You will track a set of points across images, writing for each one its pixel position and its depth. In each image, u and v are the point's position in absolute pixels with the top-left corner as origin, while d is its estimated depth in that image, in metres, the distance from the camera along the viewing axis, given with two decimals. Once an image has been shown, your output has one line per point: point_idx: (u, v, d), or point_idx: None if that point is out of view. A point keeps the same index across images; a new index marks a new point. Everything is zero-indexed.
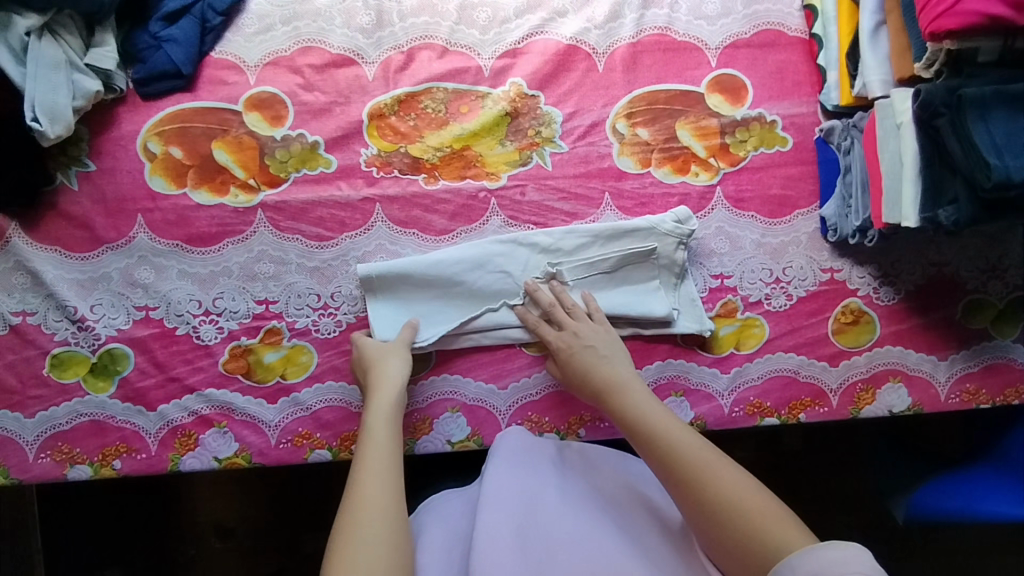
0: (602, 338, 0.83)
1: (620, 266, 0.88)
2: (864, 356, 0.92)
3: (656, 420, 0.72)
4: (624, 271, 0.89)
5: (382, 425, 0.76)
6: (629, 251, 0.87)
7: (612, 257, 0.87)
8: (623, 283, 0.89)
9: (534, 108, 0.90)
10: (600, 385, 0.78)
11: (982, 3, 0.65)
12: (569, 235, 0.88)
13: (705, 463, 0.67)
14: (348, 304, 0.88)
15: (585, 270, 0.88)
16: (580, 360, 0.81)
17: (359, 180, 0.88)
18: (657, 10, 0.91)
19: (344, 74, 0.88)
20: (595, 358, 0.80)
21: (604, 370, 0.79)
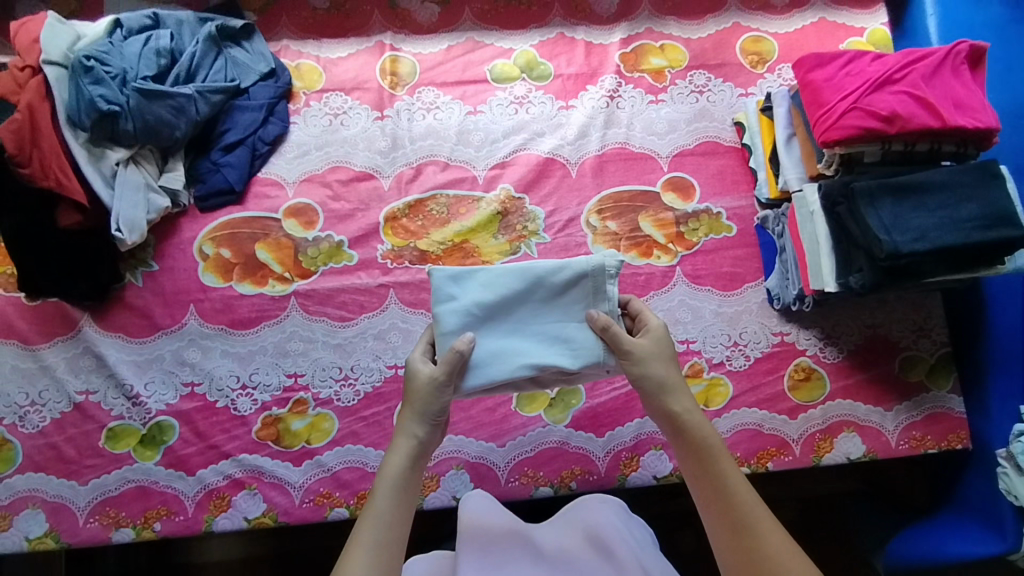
0: (668, 352, 0.80)
1: (533, 308, 0.82)
2: (819, 409, 1.04)
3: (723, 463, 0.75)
4: (534, 313, 0.83)
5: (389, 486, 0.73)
6: (541, 290, 0.82)
7: (523, 299, 0.82)
8: (534, 326, 0.82)
9: (521, 208, 1.09)
10: (668, 409, 0.77)
11: (858, 120, 0.85)
12: (483, 277, 0.82)
13: (756, 518, 0.72)
14: (366, 375, 1.02)
15: (495, 315, 0.82)
16: (658, 375, 0.78)
17: (376, 270, 1.06)
18: (617, 128, 1.12)
19: (365, 187, 1.08)
20: (666, 377, 0.78)
21: (674, 393, 0.78)
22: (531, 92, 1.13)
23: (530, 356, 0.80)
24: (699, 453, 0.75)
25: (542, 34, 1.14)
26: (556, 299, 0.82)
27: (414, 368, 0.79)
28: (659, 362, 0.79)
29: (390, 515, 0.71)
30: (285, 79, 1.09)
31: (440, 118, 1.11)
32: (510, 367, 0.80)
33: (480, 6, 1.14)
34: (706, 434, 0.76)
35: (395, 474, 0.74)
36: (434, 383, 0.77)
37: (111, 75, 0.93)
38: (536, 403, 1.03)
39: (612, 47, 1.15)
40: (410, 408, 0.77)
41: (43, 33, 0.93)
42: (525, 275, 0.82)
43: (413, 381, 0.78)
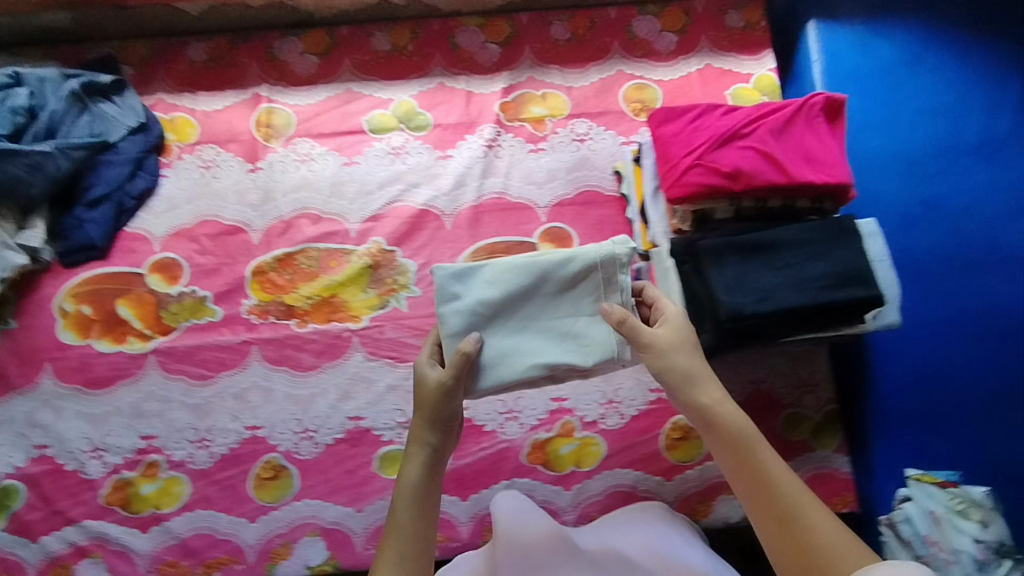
0: (687, 338, 0.78)
1: (548, 304, 0.80)
2: (696, 470, 1.01)
3: (762, 452, 0.73)
4: (544, 309, 0.80)
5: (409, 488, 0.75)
6: (563, 283, 0.79)
7: (539, 295, 0.80)
8: (542, 324, 0.80)
9: (392, 261, 1.07)
10: (693, 400, 0.76)
11: (700, 177, 0.83)
12: (479, 276, 0.80)
13: (804, 511, 0.70)
14: (222, 436, 1.00)
15: (501, 314, 0.79)
16: (678, 364, 0.76)
17: (240, 326, 1.03)
18: (495, 178, 1.10)
19: (233, 240, 1.06)
20: (691, 367, 0.76)
21: (703, 384, 0.76)
22: (408, 142, 1.11)
23: (541, 355, 0.78)
24: (743, 445, 0.74)
25: (422, 83, 1.13)
26: (566, 292, 0.79)
27: (421, 375, 0.78)
28: (682, 351, 0.77)
29: (399, 526, 0.73)
30: (156, 133, 1.08)
31: (314, 169, 1.09)
32: (520, 366, 0.78)
33: (359, 57, 1.13)
34: (739, 422, 0.75)
35: (411, 484, 0.75)
36: (441, 388, 0.76)
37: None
38: (398, 466, 1.01)
39: (493, 96, 1.13)
40: (421, 417, 0.77)
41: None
42: (531, 270, 0.79)
43: (421, 386, 0.78)
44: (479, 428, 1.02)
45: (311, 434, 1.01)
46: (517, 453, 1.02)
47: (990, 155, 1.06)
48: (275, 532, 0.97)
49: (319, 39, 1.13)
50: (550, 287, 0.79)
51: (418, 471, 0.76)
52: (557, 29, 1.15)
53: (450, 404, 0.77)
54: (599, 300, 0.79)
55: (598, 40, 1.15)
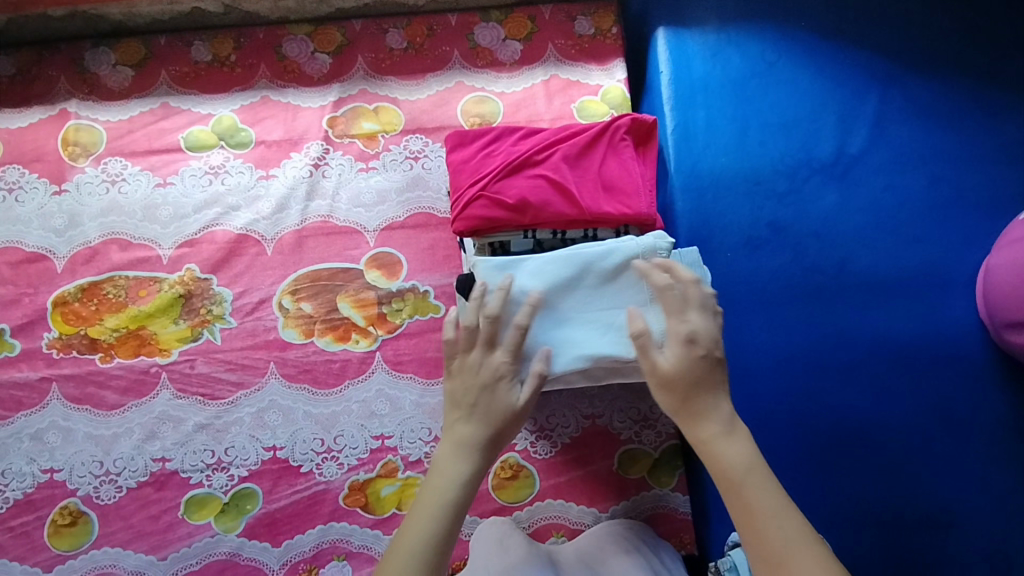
0: (704, 368, 0.68)
1: (573, 294, 0.75)
2: (525, 511, 0.95)
3: (757, 487, 0.64)
4: (572, 300, 0.75)
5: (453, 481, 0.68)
6: (593, 276, 0.75)
7: (562, 286, 0.75)
8: (577, 315, 0.75)
9: (207, 289, 1.00)
10: (719, 453, 0.66)
11: (483, 209, 0.76)
12: (527, 264, 0.76)
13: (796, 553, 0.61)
14: (16, 480, 0.94)
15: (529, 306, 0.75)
16: (685, 392, 0.67)
17: (39, 362, 0.97)
18: (321, 200, 1.04)
19: (35, 268, 1.00)
20: (692, 399, 0.67)
21: (705, 410, 0.67)
22: (228, 161, 1.04)
23: (582, 349, 0.74)
24: (728, 485, 0.65)
25: (244, 97, 1.06)
26: (607, 285, 0.75)
27: (489, 374, 0.71)
28: (686, 383, 0.67)
29: (438, 527, 0.66)
30: None
31: (125, 192, 1.03)
32: (561, 361, 0.74)
33: (177, 69, 1.07)
34: (739, 458, 0.65)
35: (448, 487, 0.68)
36: (511, 403, 0.70)
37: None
38: (206, 510, 0.94)
39: (322, 111, 1.06)
40: (476, 406, 0.70)
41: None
42: (572, 262, 0.75)
43: (481, 385, 0.71)
44: (294, 469, 0.96)
45: (113, 477, 0.94)
46: (335, 496, 0.95)
47: (841, 176, 0.99)
48: None
49: (134, 50, 1.07)
50: (581, 277, 0.75)
51: (457, 473, 0.69)
52: (391, 37, 1.09)
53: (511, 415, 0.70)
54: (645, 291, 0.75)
55: (435, 48, 1.09)
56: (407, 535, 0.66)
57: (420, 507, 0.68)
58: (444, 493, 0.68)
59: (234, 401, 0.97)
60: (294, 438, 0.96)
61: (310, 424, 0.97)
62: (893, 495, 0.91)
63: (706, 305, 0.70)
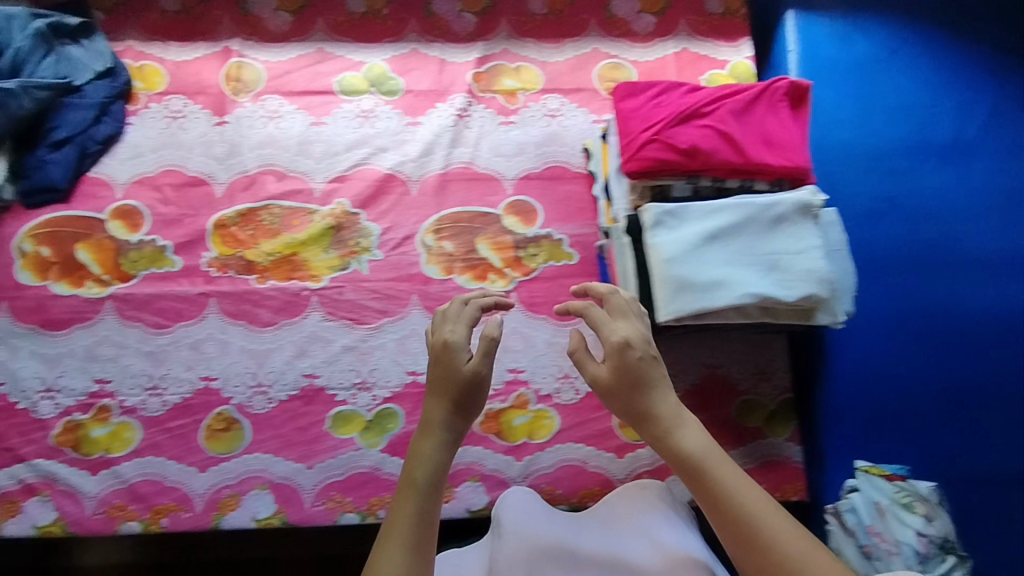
0: (633, 374, 0.72)
1: (741, 238, 0.82)
2: (648, 449, 1.02)
3: (716, 469, 0.68)
4: (740, 243, 0.82)
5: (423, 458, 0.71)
6: (760, 222, 0.82)
7: (732, 229, 0.82)
8: (745, 256, 0.81)
9: (356, 223, 1.07)
10: (675, 445, 0.70)
11: (656, 152, 0.83)
12: (699, 208, 0.83)
13: (760, 518, 0.64)
14: (175, 386, 1.00)
15: (702, 243, 0.81)
16: (629, 394, 0.73)
17: (199, 279, 1.03)
18: (465, 148, 1.10)
19: (196, 192, 1.06)
20: (643, 406, 0.72)
21: (653, 404, 0.72)
22: (378, 107, 1.10)
23: (750, 285, 0.79)
24: (688, 474, 0.69)
25: (396, 48, 1.13)
26: (772, 232, 0.82)
27: (454, 348, 0.75)
28: (627, 390, 0.73)
29: (418, 507, 0.68)
30: (123, 79, 1.07)
31: (281, 127, 1.09)
32: (730, 295, 0.79)
33: (334, 17, 1.13)
34: (695, 444, 0.69)
35: (436, 466, 0.71)
36: (472, 373, 0.74)
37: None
38: (351, 426, 1.01)
39: (467, 66, 1.13)
40: (440, 394, 0.74)
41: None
42: (740, 209, 0.82)
43: (439, 362, 0.76)
44: None
45: (265, 389, 1.01)
46: (471, 421, 1.01)
47: (956, 159, 1.07)
48: (224, 483, 0.98)
49: None
50: (748, 224, 0.82)
51: (441, 455, 0.72)
52: (534, 2, 1.16)
53: (476, 384, 0.74)
54: (806, 240, 0.81)
55: (576, 16, 1.15)
56: (395, 528, 0.67)
57: (403, 497, 0.69)
58: (416, 473, 0.70)
59: (380, 327, 1.04)
60: None
61: None
62: (998, 457, 0.97)
63: (627, 312, 0.77)
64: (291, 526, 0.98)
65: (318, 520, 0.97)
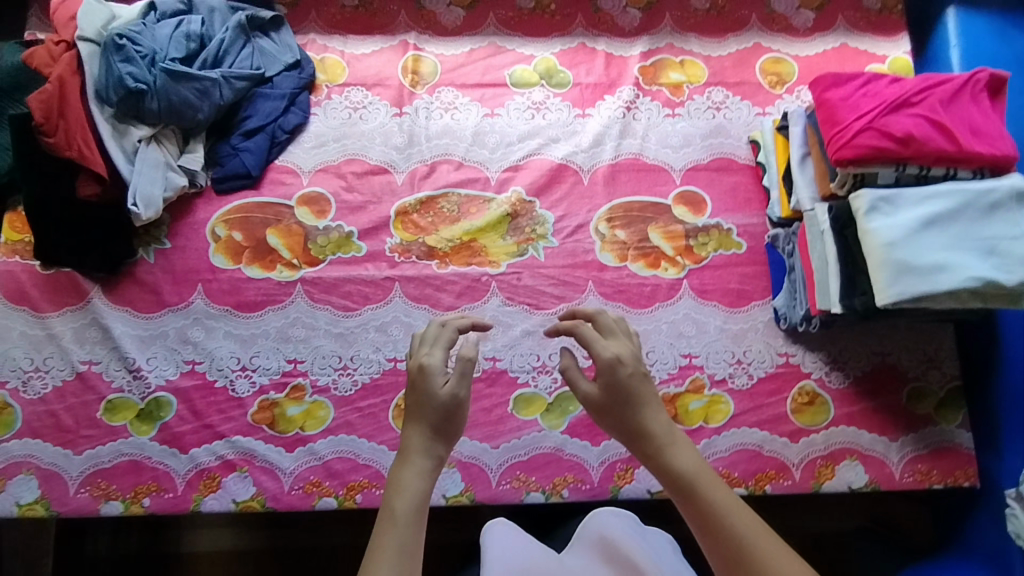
0: (649, 394, 0.71)
1: (957, 223, 0.83)
2: (822, 434, 1.01)
3: (708, 488, 0.65)
4: (957, 228, 0.83)
5: (411, 491, 0.65)
6: (976, 208, 0.84)
7: (949, 214, 0.83)
8: (963, 241, 0.83)
9: (532, 212, 1.09)
10: (668, 463, 0.67)
11: (870, 140, 0.85)
12: (913, 194, 0.85)
13: (750, 532, 0.62)
14: (364, 366, 1.03)
15: (921, 227, 0.83)
16: (619, 412, 0.70)
17: (383, 263, 1.07)
18: (633, 139, 1.13)
19: (378, 180, 1.10)
20: (622, 422, 0.70)
21: (646, 421, 0.69)
22: (548, 99, 1.14)
23: (974, 269, 0.80)
24: (684, 492, 0.66)
25: (563, 43, 1.16)
26: (988, 218, 0.83)
27: (430, 372, 0.71)
28: (625, 406, 0.70)
29: (399, 544, 0.62)
30: (309, 71, 1.11)
31: (457, 119, 1.13)
32: (956, 277, 0.80)
33: (504, 14, 1.17)
34: (686, 463, 0.67)
35: (416, 494, 0.66)
36: (450, 395, 0.70)
37: (141, 54, 0.95)
38: (534, 408, 1.03)
39: (632, 59, 1.16)
40: (419, 420, 0.70)
41: (81, 11, 0.96)
42: (955, 195, 0.84)
43: (419, 383, 0.71)
44: None
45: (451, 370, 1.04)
46: None
47: None
48: None
49: None
50: (964, 210, 0.84)
51: (424, 483, 0.67)
52: None
53: (454, 407, 0.70)
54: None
55: (736, 12, 1.19)
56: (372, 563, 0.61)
57: (381, 532, 0.63)
58: (395, 505, 0.65)
59: (558, 312, 1.06)
60: None
61: None
62: None
63: (618, 332, 0.75)
64: (477, 505, 1.00)
65: (505, 499, 0.98)
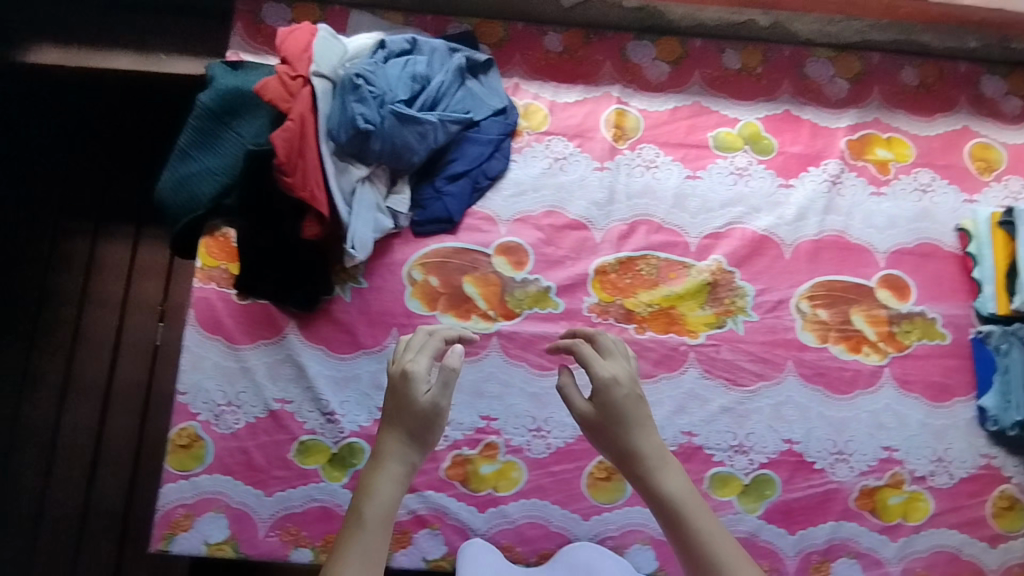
0: (649, 421, 0.69)
1: None
2: (1021, 543, 1.01)
3: (718, 521, 0.64)
4: None
5: (383, 503, 0.63)
6: None
7: None
8: None
9: (731, 282, 1.07)
10: (656, 488, 0.66)
11: None
12: None
13: (735, 558, 0.62)
14: (558, 429, 1.01)
15: None
16: (610, 432, 0.68)
17: (580, 323, 1.04)
18: (837, 216, 1.10)
19: (576, 236, 1.07)
20: (619, 443, 0.68)
21: (640, 444, 0.67)
22: (752, 165, 1.11)
23: None
24: (669, 517, 0.65)
25: (769, 108, 1.13)
26: None
27: (412, 381, 0.68)
28: (637, 432, 0.68)
29: (372, 555, 0.61)
30: (513, 118, 1.08)
31: (659, 178, 1.09)
32: None
33: (710, 72, 1.13)
34: (675, 489, 0.66)
35: (388, 500, 0.63)
36: (433, 404, 0.67)
37: (374, 95, 0.93)
38: (729, 489, 1.01)
39: (840, 132, 1.13)
40: (394, 427, 0.67)
41: (316, 45, 0.93)
42: None
43: (401, 394, 0.68)
44: (809, 464, 1.02)
45: None
46: (846, 497, 1.02)
47: None
48: (608, 533, 0.98)
49: (672, 48, 1.13)
50: None
51: (395, 492, 0.64)
52: (906, 73, 1.16)
53: (433, 417, 0.67)
54: None
55: (945, 91, 1.16)
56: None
57: (347, 536, 0.61)
58: (389, 518, 0.63)
59: (756, 390, 1.04)
60: (810, 435, 1.03)
61: (825, 425, 1.04)
62: None
63: (617, 351, 0.72)
64: None
65: None
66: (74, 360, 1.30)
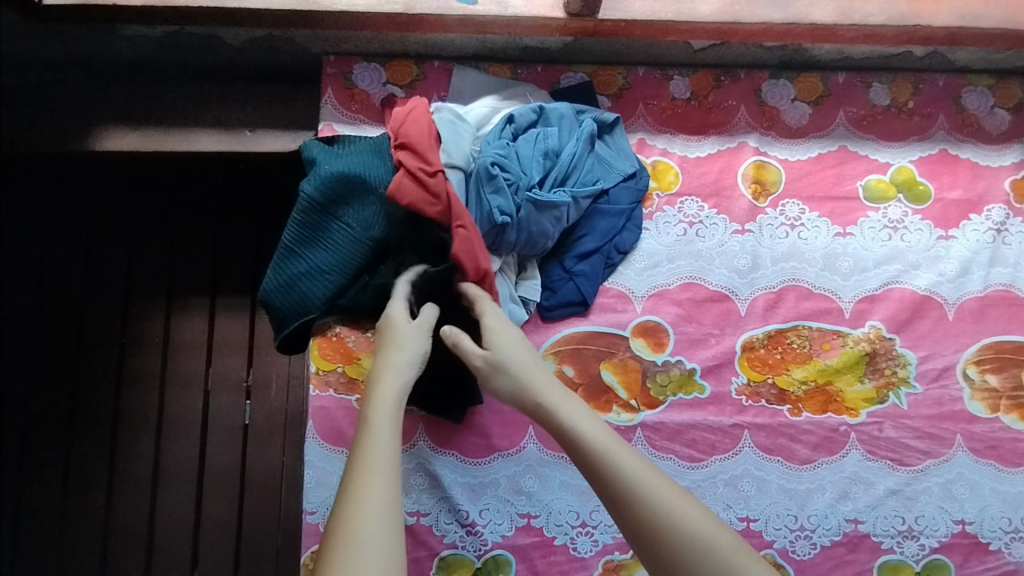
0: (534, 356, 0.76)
1: None
2: None
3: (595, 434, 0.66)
4: None
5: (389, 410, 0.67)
6: None
7: None
8: None
9: (891, 349, 0.97)
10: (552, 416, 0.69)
11: None
12: None
13: (655, 492, 0.60)
14: None
15: None
16: (508, 371, 0.74)
17: (729, 407, 0.95)
18: (1003, 268, 0.99)
19: (719, 309, 0.97)
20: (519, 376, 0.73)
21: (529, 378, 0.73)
22: (907, 216, 0.99)
23: None
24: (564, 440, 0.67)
25: (923, 148, 1.01)
26: None
27: (394, 316, 0.78)
28: (521, 364, 0.74)
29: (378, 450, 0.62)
30: (644, 182, 0.96)
31: (805, 237, 0.98)
32: None
33: (856, 111, 1.02)
34: (568, 412, 0.68)
35: (388, 406, 0.67)
36: (421, 330, 0.77)
37: (509, 182, 0.85)
38: None
39: (1002, 172, 1.01)
40: (395, 352, 0.74)
41: (442, 131, 0.88)
42: None
43: (394, 330, 0.76)
44: (985, 546, 0.93)
45: (808, 533, 0.92)
46: None
47: None
48: None
49: (814, 85, 1.02)
50: None
51: (397, 399, 0.69)
52: None
53: (412, 341, 0.75)
54: None
55: None
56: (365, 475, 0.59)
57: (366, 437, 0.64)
58: (389, 419, 0.66)
59: (925, 470, 0.95)
60: (984, 514, 0.94)
61: (999, 501, 0.94)
62: None
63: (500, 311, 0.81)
64: None
65: None
66: (161, 445, 1.21)
